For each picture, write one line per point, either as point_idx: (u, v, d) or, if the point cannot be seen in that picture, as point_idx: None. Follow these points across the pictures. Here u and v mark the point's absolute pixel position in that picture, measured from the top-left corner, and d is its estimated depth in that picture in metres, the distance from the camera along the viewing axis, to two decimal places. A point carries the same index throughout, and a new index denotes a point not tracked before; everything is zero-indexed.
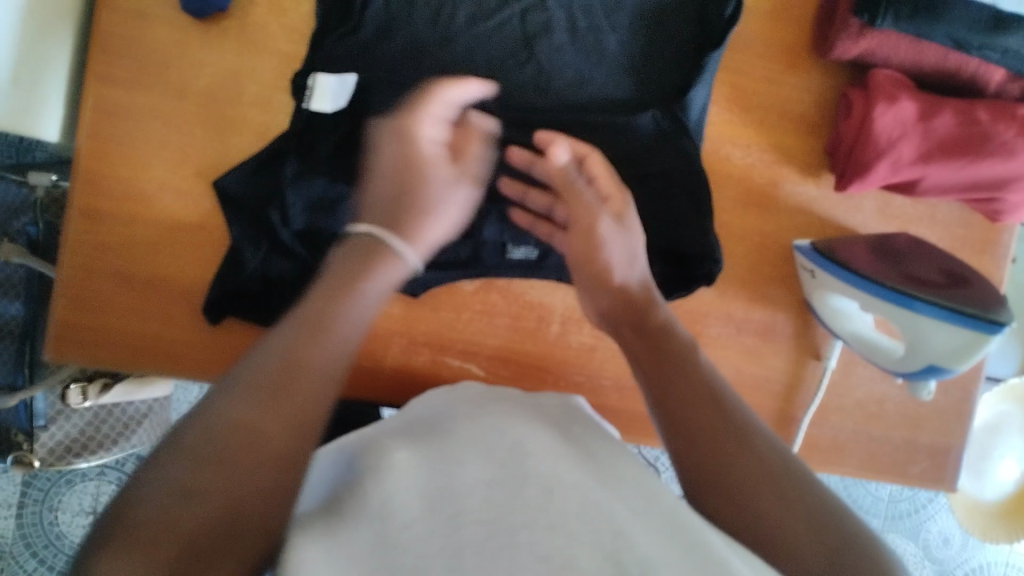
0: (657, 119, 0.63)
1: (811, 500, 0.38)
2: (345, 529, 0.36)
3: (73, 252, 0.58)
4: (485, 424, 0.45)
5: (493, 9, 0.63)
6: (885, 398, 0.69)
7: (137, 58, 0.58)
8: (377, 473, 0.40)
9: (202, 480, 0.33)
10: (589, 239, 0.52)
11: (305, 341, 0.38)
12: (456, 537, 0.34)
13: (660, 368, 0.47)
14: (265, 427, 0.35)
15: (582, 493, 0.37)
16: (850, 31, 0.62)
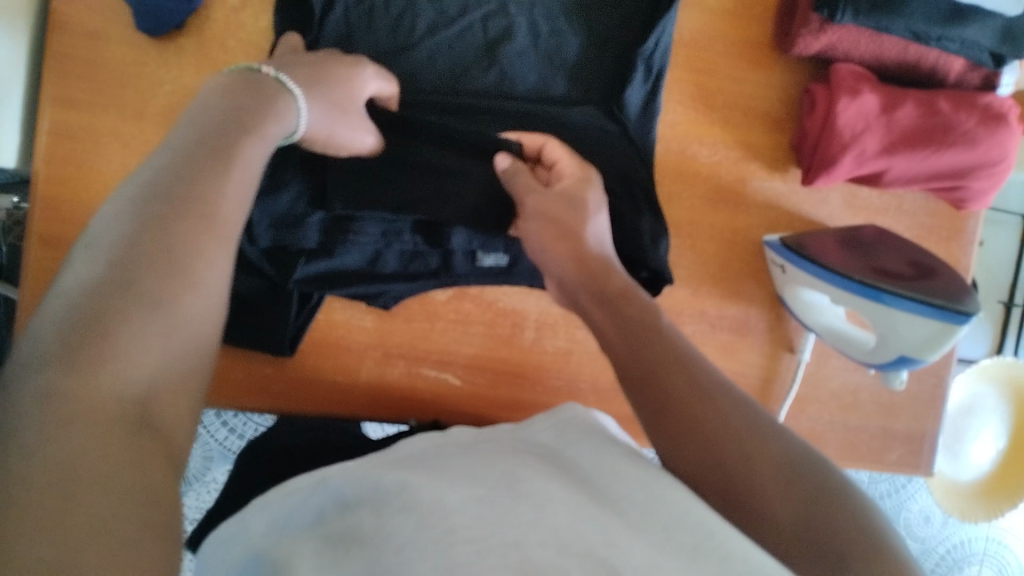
0: (605, 122, 0.64)
1: (804, 481, 0.38)
2: (339, 557, 0.35)
3: (36, 281, 0.56)
4: (476, 452, 0.45)
5: (454, 17, 0.63)
6: (859, 388, 0.70)
7: (92, 79, 0.56)
8: (369, 499, 0.39)
9: (147, 288, 0.30)
10: (552, 224, 0.54)
11: (219, 166, 0.36)
12: (446, 556, 0.33)
13: (636, 364, 0.44)
14: (200, 245, 0.33)
15: (572, 509, 0.37)
16: (811, 27, 0.62)
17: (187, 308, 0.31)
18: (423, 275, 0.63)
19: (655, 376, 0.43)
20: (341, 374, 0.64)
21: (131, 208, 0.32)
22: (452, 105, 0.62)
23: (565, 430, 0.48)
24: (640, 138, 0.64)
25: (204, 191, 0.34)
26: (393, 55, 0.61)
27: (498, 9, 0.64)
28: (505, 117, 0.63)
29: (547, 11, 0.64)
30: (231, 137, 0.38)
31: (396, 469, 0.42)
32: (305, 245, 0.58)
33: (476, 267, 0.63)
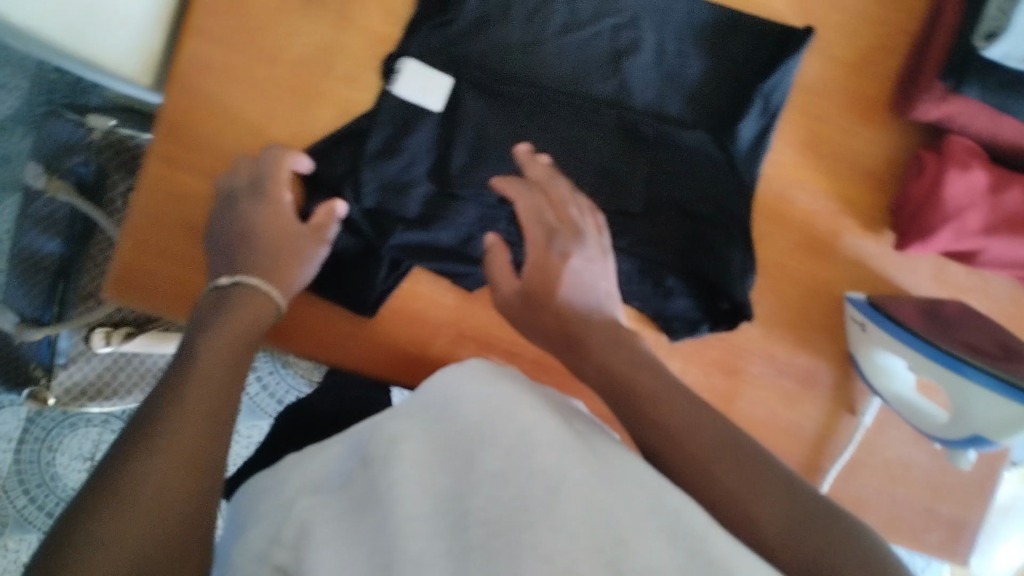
0: (710, 148, 0.64)
1: (793, 505, 0.41)
2: (362, 523, 0.39)
3: (148, 198, 0.59)
4: (497, 399, 0.45)
5: (586, 21, 0.63)
6: (912, 462, 0.70)
7: (235, 16, 0.58)
8: (385, 463, 0.42)
9: (131, 501, 0.36)
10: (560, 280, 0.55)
11: (209, 395, 0.42)
12: (460, 539, 0.36)
13: (613, 387, 0.48)
14: (163, 476, 0.37)
15: (585, 491, 0.37)
16: (933, 95, 0.62)
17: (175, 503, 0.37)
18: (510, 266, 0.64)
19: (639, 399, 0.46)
20: (411, 345, 0.64)
21: (119, 464, 0.37)
22: (567, 109, 0.63)
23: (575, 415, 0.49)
24: (745, 171, 0.64)
25: (197, 397, 0.41)
26: (520, 49, 0.62)
27: (630, 20, 0.64)
28: (611, 129, 0.64)
29: (677, 31, 0.64)
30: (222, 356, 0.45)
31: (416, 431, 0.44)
32: (405, 214, 0.61)
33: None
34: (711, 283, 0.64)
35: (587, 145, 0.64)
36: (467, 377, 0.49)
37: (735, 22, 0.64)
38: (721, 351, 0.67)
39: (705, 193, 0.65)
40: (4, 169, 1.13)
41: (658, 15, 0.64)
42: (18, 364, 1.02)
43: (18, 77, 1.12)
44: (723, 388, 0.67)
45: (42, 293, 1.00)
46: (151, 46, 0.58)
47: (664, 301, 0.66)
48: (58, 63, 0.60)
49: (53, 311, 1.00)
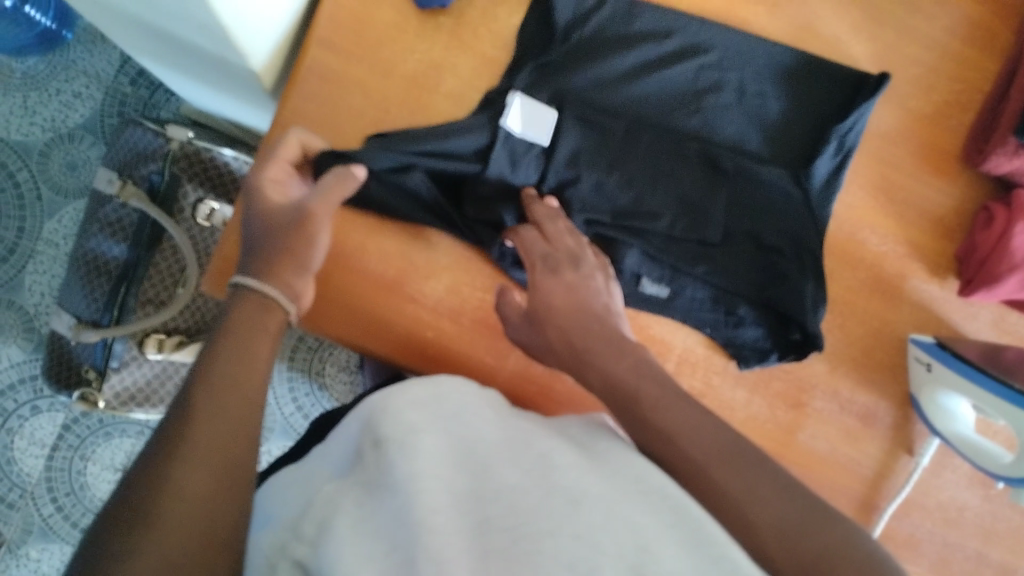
0: (788, 184, 0.67)
1: (785, 505, 0.43)
2: (378, 507, 0.39)
3: None
4: (512, 427, 0.46)
5: (674, 61, 0.67)
6: (966, 506, 0.71)
7: (357, 30, 0.62)
8: (402, 444, 0.42)
9: (178, 489, 0.37)
10: (569, 297, 0.57)
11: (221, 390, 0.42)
12: (481, 541, 0.37)
13: (619, 399, 0.49)
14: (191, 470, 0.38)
15: (605, 504, 0.39)
16: (1006, 149, 0.65)
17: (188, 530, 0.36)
18: None
19: (640, 403, 0.48)
20: (490, 355, 0.66)
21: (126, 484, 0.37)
22: (652, 138, 0.66)
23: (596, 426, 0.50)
24: (818, 207, 0.67)
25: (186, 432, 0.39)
26: (612, 83, 0.66)
27: (714, 62, 0.67)
28: (693, 161, 0.66)
29: (757, 73, 0.68)
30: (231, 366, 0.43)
31: (432, 420, 0.45)
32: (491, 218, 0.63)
33: (639, 292, 0.66)
34: (783, 311, 0.66)
35: (678, 168, 0.66)
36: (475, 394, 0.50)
37: (811, 68, 0.68)
38: (786, 384, 0.69)
39: (782, 226, 0.67)
40: (67, 176, 1.11)
41: (740, 58, 0.68)
42: (68, 366, 1.03)
43: (93, 88, 1.11)
44: (787, 420, 0.69)
45: (104, 295, 1.01)
46: (275, 52, 0.62)
47: (733, 329, 0.67)
48: (191, 56, 0.63)
49: (112, 314, 1.01)
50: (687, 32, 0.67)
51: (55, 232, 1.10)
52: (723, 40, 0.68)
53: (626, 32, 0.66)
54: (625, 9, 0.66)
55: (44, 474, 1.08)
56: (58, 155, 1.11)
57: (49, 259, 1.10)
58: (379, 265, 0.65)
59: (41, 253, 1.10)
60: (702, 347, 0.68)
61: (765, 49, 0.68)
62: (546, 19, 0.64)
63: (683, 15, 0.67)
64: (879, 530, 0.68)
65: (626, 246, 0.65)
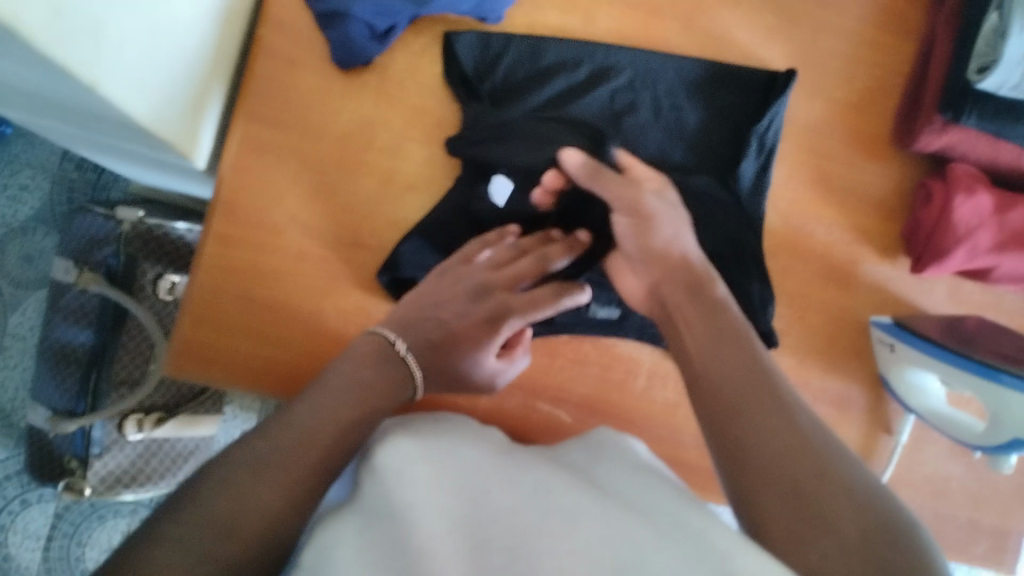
0: (717, 190, 0.67)
1: (834, 499, 0.40)
2: (378, 533, 0.43)
3: (206, 272, 0.63)
4: (509, 465, 0.51)
5: (585, 89, 0.67)
6: (950, 476, 0.72)
7: (284, 99, 0.65)
8: (404, 482, 0.46)
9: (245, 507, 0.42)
10: (642, 223, 0.58)
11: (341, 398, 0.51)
12: (481, 560, 0.40)
13: (722, 362, 0.48)
14: (265, 498, 0.42)
15: (603, 523, 0.41)
16: (933, 126, 0.67)
17: (252, 521, 0.41)
18: (537, 323, 0.66)
19: (720, 394, 0.47)
20: (462, 397, 0.67)
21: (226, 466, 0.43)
22: None
23: (599, 454, 0.55)
24: (752, 208, 0.67)
25: (297, 444, 0.46)
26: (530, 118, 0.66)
27: (626, 84, 0.68)
28: None
29: (670, 88, 0.68)
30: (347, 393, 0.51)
31: (429, 461, 0.49)
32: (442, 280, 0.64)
33: (590, 318, 0.67)
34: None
35: None
36: (468, 443, 0.55)
37: (722, 74, 0.69)
38: None
39: (721, 233, 0.66)
40: (25, 269, 1.10)
41: (650, 76, 0.68)
42: (49, 456, 1.01)
43: (39, 178, 1.11)
44: None
45: (75, 384, 0.99)
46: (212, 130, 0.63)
47: None
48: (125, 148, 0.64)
49: (87, 401, 0.98)
50: (595, 58, 0.68)
51: (21, 325, 1.09)
52: (632, 61, 0.68)
53: (537, 67, 0.67)
54: (531, 46, 0.67)
55: (42, 566, 1.07)
56: (13, 249, 1.10)
57: (18, 353, 1.09)
58: (339, 323, 0.65)
59: (8, 349, 1.09)
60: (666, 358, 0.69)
61: (673, 63, 0.69)
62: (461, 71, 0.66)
63: (588, 44, 0.68)
64: None
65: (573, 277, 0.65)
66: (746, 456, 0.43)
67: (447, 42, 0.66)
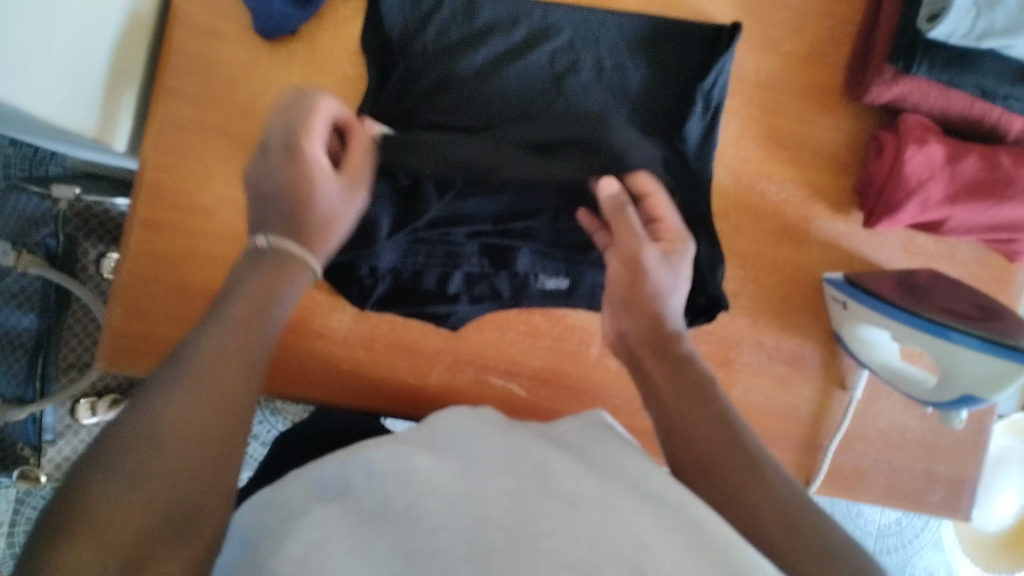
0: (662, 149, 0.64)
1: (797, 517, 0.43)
2: (371, 531, 0.40)
3: (134, 260, 0.61)
4: (507, 440, 0.48)
5: (522, 50, 0.65)
6: (906, 429, 0.72)
7: (208, 71, 0.61)
8: (400, 472, 0.43)
9: (179, 433, 0.35)
10: (633, 268, 0.54)
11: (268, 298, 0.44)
12: (481, 542, 0.37)
13: (711, 417, 0.48)
14: (194, 422, 0.36)
15: (605, 504, 0.39)
16: (883, 77, 0.65)
17: (166, 481, 0.34)
18: (489, 298, 0.65)
19: (701, 445, 0.47)
20: (413, 375, 0.66)
21: (152, 391, 0.36)
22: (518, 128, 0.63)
23: (590, 430, 0.52)
24: (697, 167, 0.65)
25: (211, 376, 0.38)
26: (463, 83, 0.63)
27: (566, 44, 0.65)
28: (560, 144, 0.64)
29: (612, 45, 0.66)
30: (241, 300, 0.44)
31: (426, 452, 0.46)
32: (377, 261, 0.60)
33: (539, 289, 0.65)
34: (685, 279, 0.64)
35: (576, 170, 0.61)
36: (464, 425, 0.51)
37: (666, 30, 0.66)
38: (713, 347, 0.69)
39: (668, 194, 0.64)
40: None
41: (591, 34, 0.66)
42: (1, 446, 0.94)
43: None
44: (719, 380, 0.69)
45: (21, 369, 0.91)
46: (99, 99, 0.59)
47: None
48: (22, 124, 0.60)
49: (36, 386, 0.92)
50: (533, 17, 0.65)
51: None
52: (572, 18, 0.66)
53: (471, 28, 0.64)
54: (464, 4, 0.64)
55: (8, 552, 1.03)
56: None
57: None
58: None
59: None
60: None
61: (614, 20, 0.66)
62: (385, 31, 0.62)
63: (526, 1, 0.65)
64: (823, 470, 0.70)
65: (517, 248, 0.62)
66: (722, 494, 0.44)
67: (373, 3, 0.62)
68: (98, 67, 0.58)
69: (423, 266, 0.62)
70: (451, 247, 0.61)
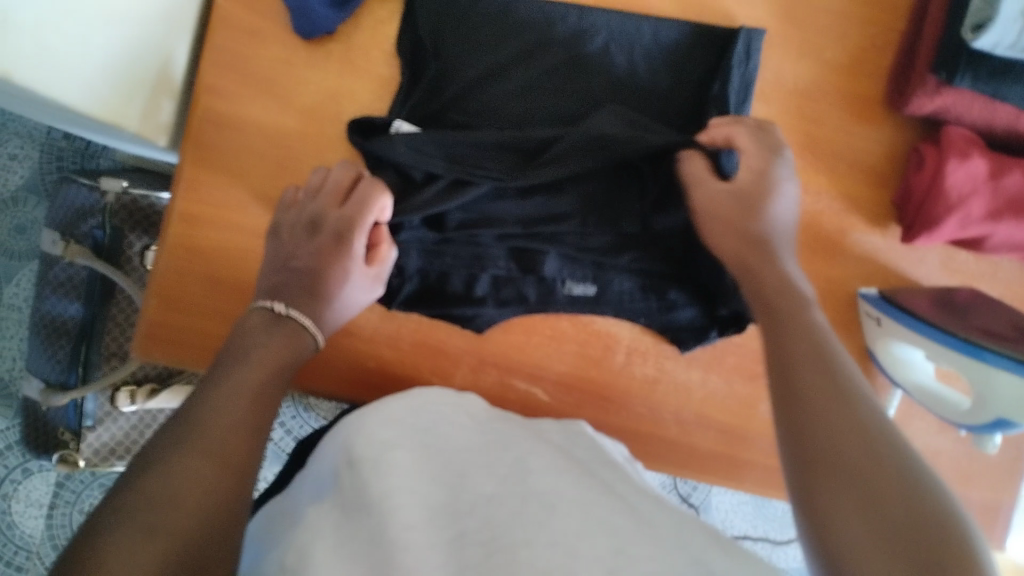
0: None
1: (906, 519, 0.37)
2: (352, 526, 0.41)
3: (170, 251, 0.62)
4: (493, 439, 0.49)
5: (556, 54, 0.64)
6: (939, 450, 0.70)
7: (246, 69, 0.63)
8: (376, 467, 0.44)
9: (187, 476, 0.39)
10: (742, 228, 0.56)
11: (271, 353, 0.49)
12: (457, 553, 0.38)
13: (803, 351, 0.48)
14: (195, 470, 0.39)
15: (581, 513, 0.40)
16: (926, 89, 0.64)
17: (176, 532, 0.37)
18: (515, 302, 0.65)
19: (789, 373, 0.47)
20: (436, 375, 0.67)
21: (160, 451, 0.40)
22: None
23: (581, 443, 0.53)
24: None
25: (214, 428, 0.42)
26: (494, 88, 0.63)
27: (600, 49, 0.65)
28: None
29: (648, 52, 0.65)
30: (248, 368, 0.47)
31: (407, 444, 0.47)
32: (404, 265, 0.62)
33: (566, 295, 0.65)
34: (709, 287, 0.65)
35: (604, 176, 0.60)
36: (451, 416, 0.52)
37: (702, 38, 0.66)
38: (741, 358, 0.69)
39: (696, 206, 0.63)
40: (17, 239, 1.08)
41: (625, 39, 0.65)
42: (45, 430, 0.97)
43: (28, 147, 1.06)
44: (745, 392, 0.69)
45: (65, 355, 0.94)
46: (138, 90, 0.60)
47: (667, 313, 0.66)
48: (68, 115, 0.62)
49: (78, 372, 0.94)
50: (568, 21, 0.65)
51: (15, 296, 1.07)
52: (606, 23, 0.65)
53: (505, 31, 0.64)
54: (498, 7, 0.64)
55: (46, 534, 1.05)
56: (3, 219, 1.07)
57: (15, 322, 1.07)
58: None
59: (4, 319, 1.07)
60: (648, 335, 0.68)
61: (651, 27, 0.65)
62: (419, 33, 0.63)
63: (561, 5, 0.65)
64: None
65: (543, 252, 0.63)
66: (844, 489, 0.39)
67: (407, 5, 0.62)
68: (139, 63, 0.59)
69: (448, 268, 0.62)
70: (478, 249, 0.62)
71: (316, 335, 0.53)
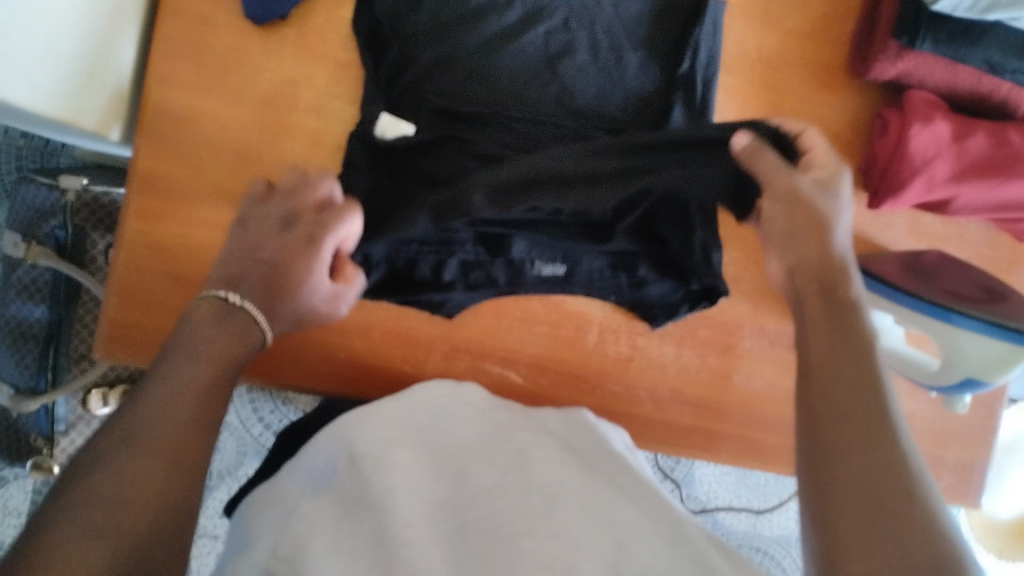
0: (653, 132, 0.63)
1: (911, 533, 0.37)
2: (352, 521, 0.40)
3: (129, 249, 0.61)
4: (490, 428, 0.49)
5: (517, 31, 0.63)
6: (913, 413, 0.71)
7: (198, 59, 0.61)
8: (379, 464, 0.43)
9: (139, 478, 0.36)
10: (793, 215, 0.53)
11: (228, 339, 0.45)
12: (459, 547, 0.38)
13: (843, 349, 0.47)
14: (147, 471, 0.36)
15: (581, 502, 0.40)
16: (888, 53, 0.63)
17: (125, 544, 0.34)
18: (484, 286, 0.63)
19: (830, 384, 0.45)
20: (409, 363, 0.66)
21: (114, 443, 0.37)
22: (513, 109, 0.61)
23: (577, 431, 0.53)
24: None
25: (167, 427, 0.38)
26: (455, 67, 0.62)
27: (561, 24, 0.64)
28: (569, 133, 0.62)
29: (609, 26, 0.64)
30: (201, 361, 0.42)
31: (410, 443, 0.46)
32: (371, 255, 0.58)
33: (535, 276, 0.64)
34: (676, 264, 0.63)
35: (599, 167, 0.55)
36: (452, 410, 0.51)
37: (659, 11, 0.65)
38: (713, 331, 0.69)
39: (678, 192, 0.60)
40: None
41: (587, 13, 0.64)
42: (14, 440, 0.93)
43: None
44: (719, 365, 0.69)
45: (31, 360, 0.90)
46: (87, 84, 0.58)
47: (637, 290, 0.65)
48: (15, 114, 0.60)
49: (48, 377, 0.91)
50: None
51: None
52: None
53: (465, 9, 0.63)
54: None
55: None
56: None
57: None
58: None
59: None
60: (619, 313, 0.67)
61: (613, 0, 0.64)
62: (375, 15, 0.62)
63: None
64: None
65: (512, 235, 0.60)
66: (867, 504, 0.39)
67: None
68: (87, 56, 0.57)
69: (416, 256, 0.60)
70: (447, 236, 0.58)
71: (267, 330, 0.48)
